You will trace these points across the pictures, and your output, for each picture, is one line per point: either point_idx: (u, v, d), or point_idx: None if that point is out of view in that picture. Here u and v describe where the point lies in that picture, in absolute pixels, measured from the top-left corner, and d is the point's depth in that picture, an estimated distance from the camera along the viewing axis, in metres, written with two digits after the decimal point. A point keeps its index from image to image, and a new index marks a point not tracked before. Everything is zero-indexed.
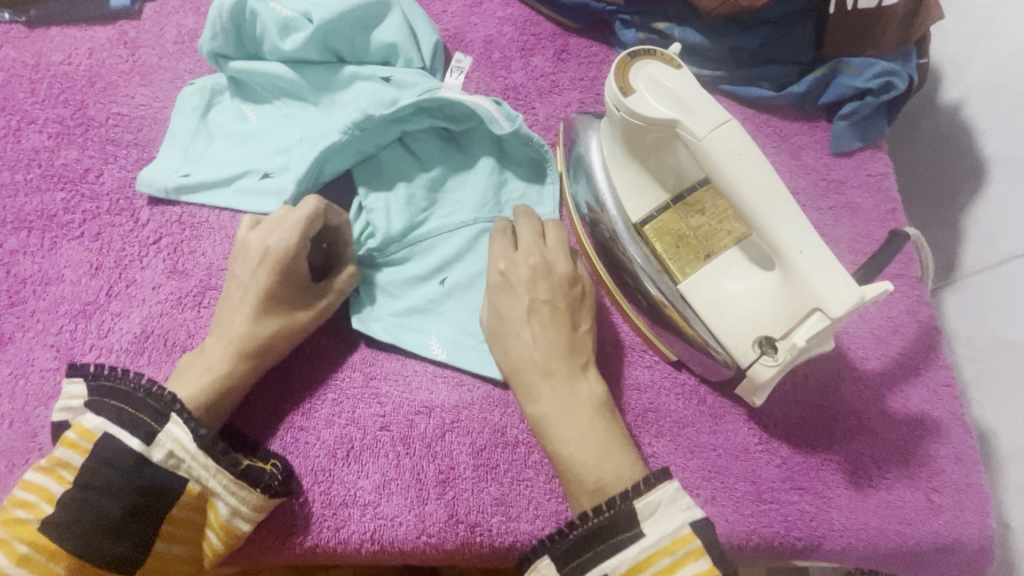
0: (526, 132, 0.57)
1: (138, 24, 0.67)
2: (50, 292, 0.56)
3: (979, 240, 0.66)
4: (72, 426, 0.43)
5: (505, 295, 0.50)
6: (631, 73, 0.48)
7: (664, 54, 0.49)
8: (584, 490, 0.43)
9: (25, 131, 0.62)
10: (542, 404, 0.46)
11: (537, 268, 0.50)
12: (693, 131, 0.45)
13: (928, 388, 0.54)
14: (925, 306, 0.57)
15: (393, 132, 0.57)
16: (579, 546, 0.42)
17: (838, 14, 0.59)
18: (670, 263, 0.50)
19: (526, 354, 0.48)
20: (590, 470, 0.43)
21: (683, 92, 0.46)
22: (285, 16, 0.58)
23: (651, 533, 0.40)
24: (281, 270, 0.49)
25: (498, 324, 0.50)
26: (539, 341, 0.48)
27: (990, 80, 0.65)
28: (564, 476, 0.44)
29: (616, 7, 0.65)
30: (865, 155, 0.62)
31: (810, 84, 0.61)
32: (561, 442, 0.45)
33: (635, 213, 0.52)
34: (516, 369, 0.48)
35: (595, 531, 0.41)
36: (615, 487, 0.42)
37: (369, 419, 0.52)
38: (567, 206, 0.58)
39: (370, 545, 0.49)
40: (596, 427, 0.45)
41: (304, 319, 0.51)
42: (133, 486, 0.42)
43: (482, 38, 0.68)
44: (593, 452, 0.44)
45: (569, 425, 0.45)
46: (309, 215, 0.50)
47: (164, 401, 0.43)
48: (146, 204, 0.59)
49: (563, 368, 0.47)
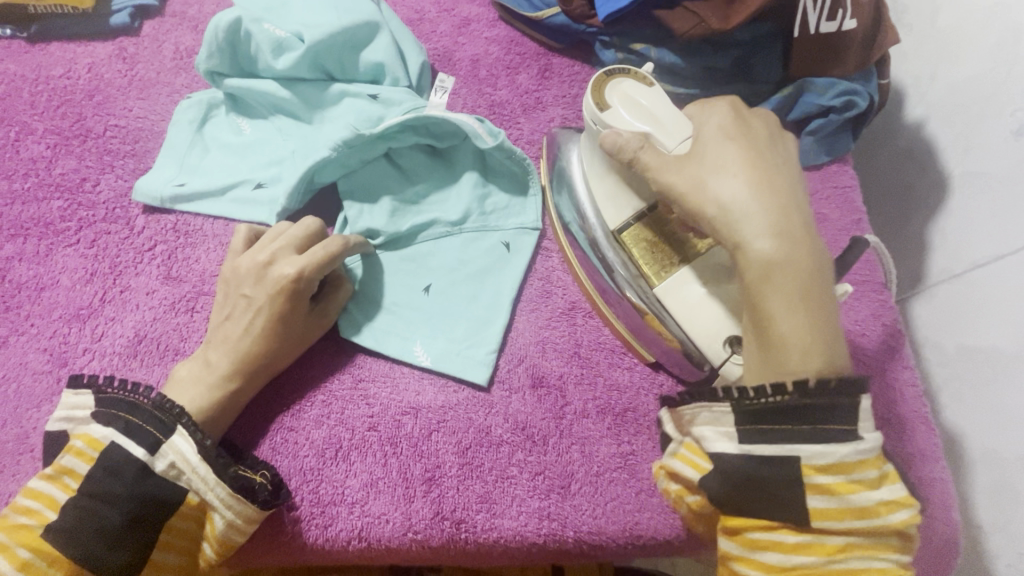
0: (507, 145, 0.59)
1: (137, 40, 0.70)
2: (45, 297, 0.58)
3: (943, 251, 0.70)
4: (79, 435, 0.44)
5: (750, 146, 0.45)
6: (606, 91, 0.51)
7: (637, 73, 0.53)
8: (789, 351, 0.39)
9: (24, 141, 0.64)
10: (774, 240, 0.41)
11: (786, 150, 0.47)
12: (669, 144, 0.48)
13: (894, 387, 0.57)
14: (889, 310, 0.60)
15: (380, 148, 0.60)
16: (773, 410, 0.40)
17: (801, 37, 0.62)
18: (649, 268, 0.51)
19: (780, 192, 0.42)
20: (800, 329, 0.39)
21: (659, 110, 0.49)
22: (278, 36, 0.61)
23: (868, 436, 0.40)
24: (296, 298, 0.51)
25: (757, 179, 0.43)
26: (756, 193, 0.42)
27: (947, 101, 0.70)
28: (779, 354, 0.40)
29: (595, 29, 0.68)
30: (831, 169, 0.67)
31: (779, 102, 0.65)
32: (808, 293, 0.40)
33: (613, 220, 0.53)
34: (773, 203, 0.42)
35: (817, 403, 0.39)
36: (824, 373, 0.39)
37: (358, 420, 0.53)
38: (550, 214, 0.61)
39: (357, 542, 0.50)
40: (820, 294, 0.41)
41: (307, 338, 0.53)
42: (136, 496, 0.43)
43: (469, 57, 0.72)
44: (810, 324, 0.40)
45: (784, 293, 0.40)
46: (338, 251, 0.52)
47: (172, 414, 0.45)
48: (142, 213, 0.61)
49: (789, 229, 0.41)
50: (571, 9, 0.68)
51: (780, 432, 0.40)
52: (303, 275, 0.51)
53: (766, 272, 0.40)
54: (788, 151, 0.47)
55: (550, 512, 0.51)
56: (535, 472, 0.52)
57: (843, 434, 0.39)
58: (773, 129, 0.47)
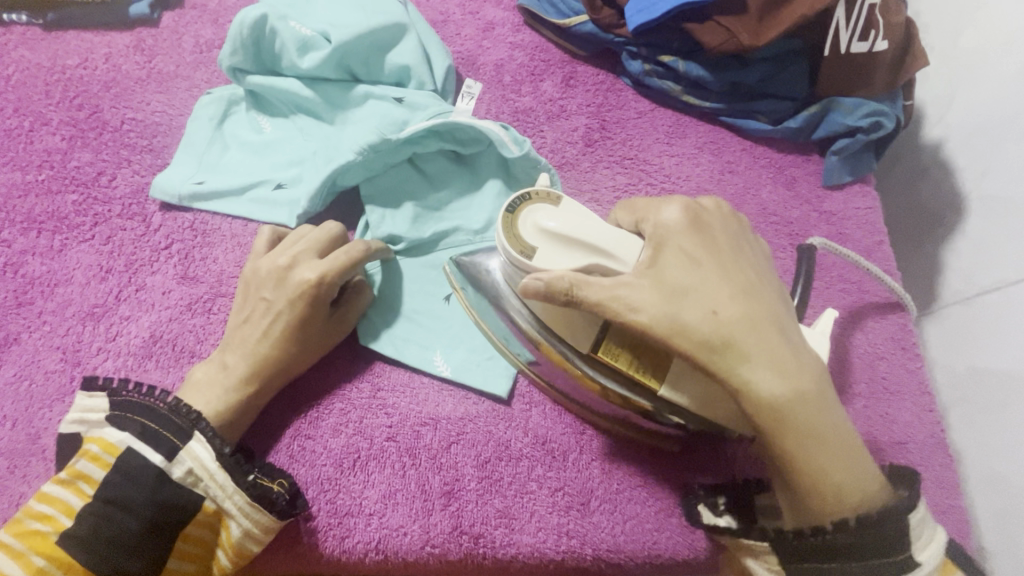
0: (533, 156, 0.58)
1: (156, 31, 0.68)
2: (58, 294, 0.56)
3: (958, 272, 0.70)
4: (92, 439, 0.43)
5: (717, 266, 0.42)
6: (520, 230, 0.45)
7: (539, 192, 0.46)
8: (823, 493, 0.38)
9: (39, 132, 0.63)
10: (776, 378, 0.39)
11: (747, 254, 0.44)
12: (624, 267, 0.42)
13: (912, 412, 0.57)
14: (910, 333, 0.61)
15: (403, 153, 0.59)
16: (820, 553, 0.39)
17: (831, 57, 0.61)
18: (651, 379, 0.45)
19: (766, 316, 0.40)
20: (837, 468, 0.38)
21: (586, 236, 0.42)
22: (304, 35, 0.60)
23: (927, 561, 0.39)
24: (316, 302, 0.50)
25: (733, 310, 0.40)
26: (740, 323, 0.40)
27: (967, 123, 0.70)
28: (817, 492, 0.39)
29: (624, 39, 0.67)
30: (854, 189, 0.67)
31: (804, 120, 0.65)
32: (820, 434, 0.39)
33: (580, 342, 0.46)
34: (757, 332, 0.40)
35: (870, 546, 0.38)
36: (864, 505, 0.38)
37: (376, 429, 0.53)
38: (453, 283, 0.55)
39: (375, 554, 0.49)
40: (830, 422, 0.39)
41: (327, 342, 0.52)
42: (152, 502, 0.42)
43: (493, 62, 0.71)
44: (838, 460, 0.38)
45: (799, 437, 0.38)
46: (358, 257, 0.51)
47: (189, 419, 0.44)
48: (158, 210, 0.60)
49: (788, 362, 0.39)
50: (600, 18, 0.67)
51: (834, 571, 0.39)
52: (325, 279, 0.50)
53: (774, 416, 0.38)
54: (752, 255, 0.45)
55: (568, 530, 0.50)
56: (554, 488, 0.52)
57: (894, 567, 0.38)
58: (728, 235, 0.44)
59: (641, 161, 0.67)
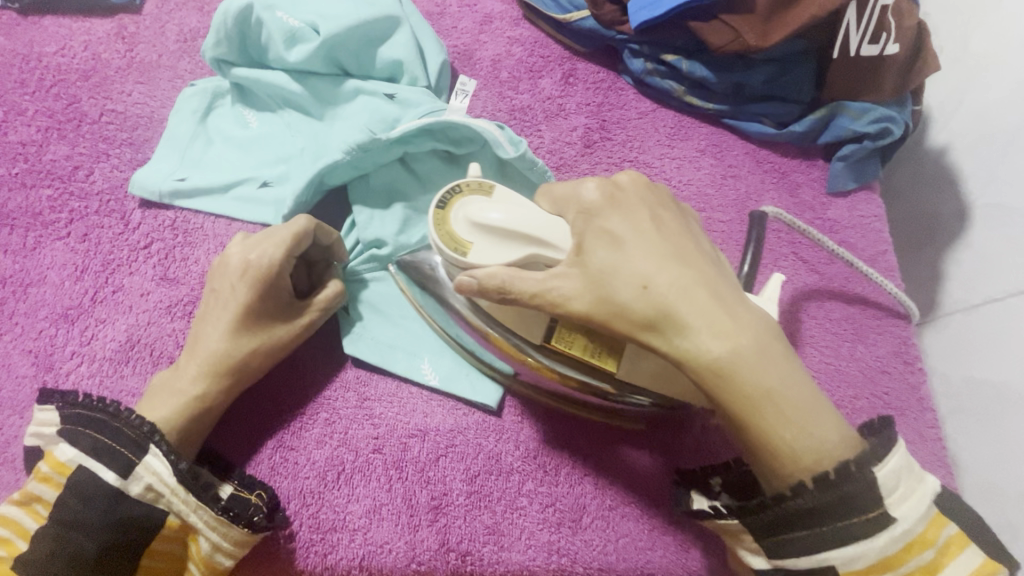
0: (530, 157, 0.56)
1: (138, 18, 0.65)
2: (31, 294, 0.54)
3: (958, 280, 0.68)
4: (45, 457, 0.42)
5: (641, 235, 0.40)
6: (452, 225, 0.44)
7: (468, 185, 0.46)
8: (779, 457, 0.36)
9: (13, 122, 0.60)
10: (710, 338, 0.36)
11: (671, 220, 0.42)
12: (560, 254, 0.41)
13: (912, 428, 0.56)
14: (911, 347, 0.59)
15: (395, 152, 0.56)
16: (780, 522, 0.37)
17: (840, 58, 0.59)
18: (607, 363, 0.44)
19: (695, 277, 0.38)
20: (789, 426, 0.35)
21: (518, 225, 0.42)
22: (291, 26, 0.57)
23: (904, 516, 0.35)
24: (259, 285, 0.47)
25: (659, 276, 0.38)
26: (669, 288, 0.38)
27: (974, 129, 0.68)
28: (771, 457, 0.36)
29: (625, 36, 0.65)
30: (859, 197, 0.65)
31: (810, 124, 0.63)
32: (768, 389, 0.36)
33: (533, 334, 0.45)
34: (686, 295, 0.37)
35: (833, 506, 0.35)
36: (822, 461, 0.35)
37: (361, 441, 0.51)
38: (400, 284, 0.55)
39: (359, 572, 0.48)
40: (779, 378, 0.36)
41: (282, 335, 0.49)
42: (109, 523, 0.40)
43: (490, 57, 0.68)
44: (789, 418, 0.36)
45: (744, 397, 0.36)
46: (298, 234, 0.48)
47: (142, 432, 0.42)
48: (137, 207, 0.57)
49: (721, 319, 0.37)
50: (601, 14, 0.65)
51: (804, 543, 0.36)
52: (264, 258, 0.47)
53: (715, 381, 0.36)
54: (679, 221, 0.42)
55: (559, 547, 0.49)
56: (545, 504, 0.50)
57: (871, 523, 0.35)
58: (648, 206, 0.42)
59: (640, 164, 0.65)
